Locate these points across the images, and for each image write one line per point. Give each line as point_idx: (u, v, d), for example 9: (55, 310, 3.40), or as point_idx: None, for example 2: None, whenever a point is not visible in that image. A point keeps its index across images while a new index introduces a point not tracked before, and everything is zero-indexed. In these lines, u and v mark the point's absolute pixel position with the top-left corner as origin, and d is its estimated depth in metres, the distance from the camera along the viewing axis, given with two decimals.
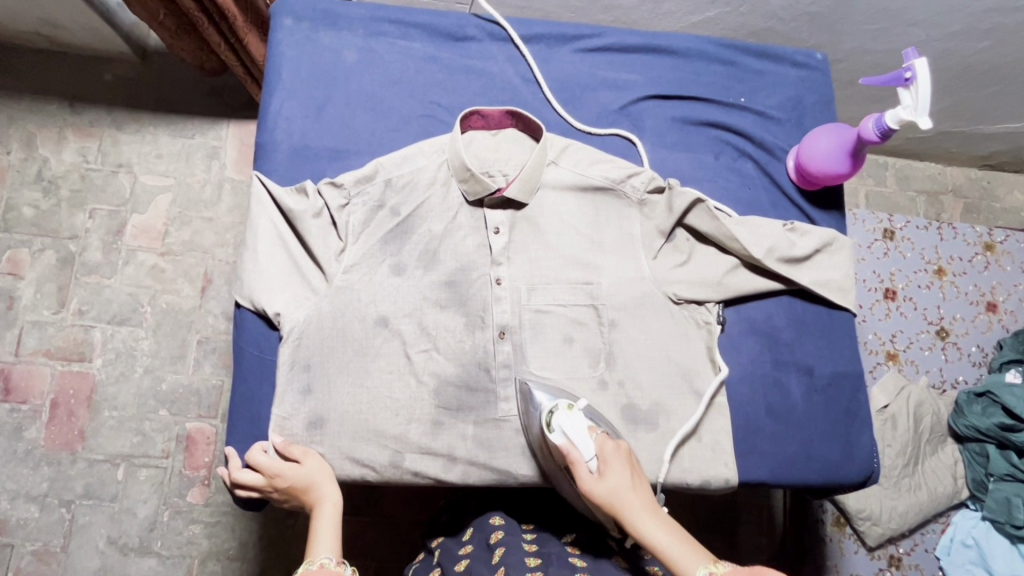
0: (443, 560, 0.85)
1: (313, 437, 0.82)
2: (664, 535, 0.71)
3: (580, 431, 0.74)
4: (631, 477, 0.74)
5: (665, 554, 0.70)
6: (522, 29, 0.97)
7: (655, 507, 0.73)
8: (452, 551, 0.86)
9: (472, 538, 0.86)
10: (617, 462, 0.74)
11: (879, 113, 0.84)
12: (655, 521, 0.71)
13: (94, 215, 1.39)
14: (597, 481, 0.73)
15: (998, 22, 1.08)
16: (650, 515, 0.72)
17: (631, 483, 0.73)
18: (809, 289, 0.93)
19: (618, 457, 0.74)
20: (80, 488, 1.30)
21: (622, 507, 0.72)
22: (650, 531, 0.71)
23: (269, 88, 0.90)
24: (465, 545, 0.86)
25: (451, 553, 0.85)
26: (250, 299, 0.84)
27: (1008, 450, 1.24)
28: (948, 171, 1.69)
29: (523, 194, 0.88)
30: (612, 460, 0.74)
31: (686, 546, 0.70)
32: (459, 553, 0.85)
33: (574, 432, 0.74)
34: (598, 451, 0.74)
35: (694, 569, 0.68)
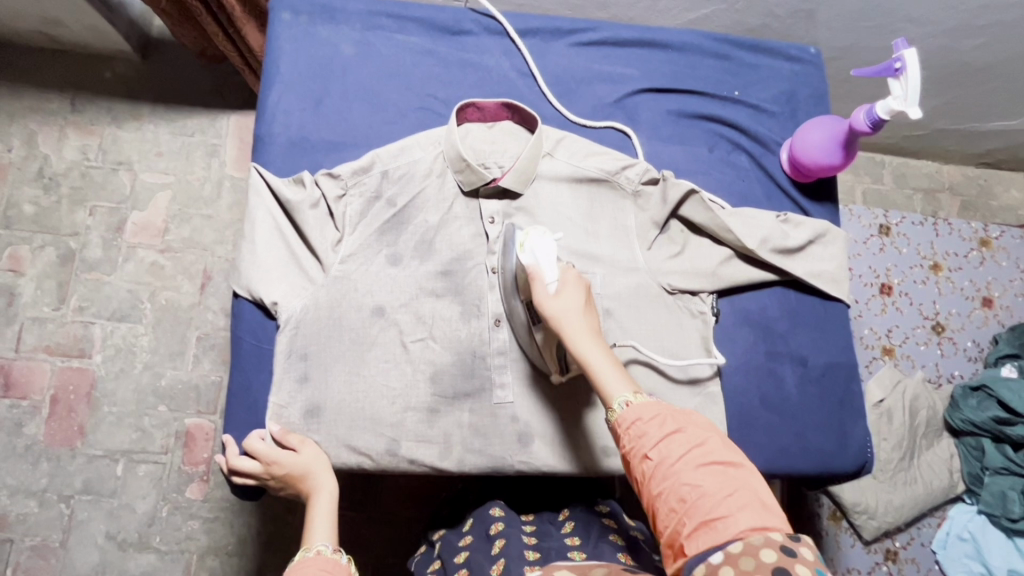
0: (443, 552, 0.86)
1: (309, 426, 0.82)
2: (601, 359, 0.70)
3: (545, 251, 0.75)
4: (585, 304, 0.74)
5: (596, 373, 0.70)
6: (518, 23, 0.98)
7: (601, 338, 0.73)
8: (452, 543, 0.87)
9: (472, 528, 0.87)
10: (575, 287, 0.75)
11: (870, 104, 0.85)
12: (596, 344, 0.72)
13: (94, 212, 1.40)
14: (552, 298, 0.74)
15: (990, 19, 1.09)
16: (592, 339, 0.72)
17: (582, 308, 0.74)
18: (802, 279, 0.94)
19: (577, 283, 0.75)
20: (79, 483, 1.31)
21: (568, 324, 0.72)
22: (587, 350, 0.71)
23: (267, 82, 0.91)
24: (465, 536, 0.87)
25: (451, 545, 0.86)
26: (247, 290, 0.84)
27: (1003, 444, 1.25)
28: (943, 169, 1.70)
29: (518, 184, 0.89)
30: (570, 284, 0.75)
31: (619, 375, 0.69)
32: (459, 544, 0.86)
33: (535, 254, 0.75)
34: (558, 274, 0.75)
35: (617, 392, 0.68)
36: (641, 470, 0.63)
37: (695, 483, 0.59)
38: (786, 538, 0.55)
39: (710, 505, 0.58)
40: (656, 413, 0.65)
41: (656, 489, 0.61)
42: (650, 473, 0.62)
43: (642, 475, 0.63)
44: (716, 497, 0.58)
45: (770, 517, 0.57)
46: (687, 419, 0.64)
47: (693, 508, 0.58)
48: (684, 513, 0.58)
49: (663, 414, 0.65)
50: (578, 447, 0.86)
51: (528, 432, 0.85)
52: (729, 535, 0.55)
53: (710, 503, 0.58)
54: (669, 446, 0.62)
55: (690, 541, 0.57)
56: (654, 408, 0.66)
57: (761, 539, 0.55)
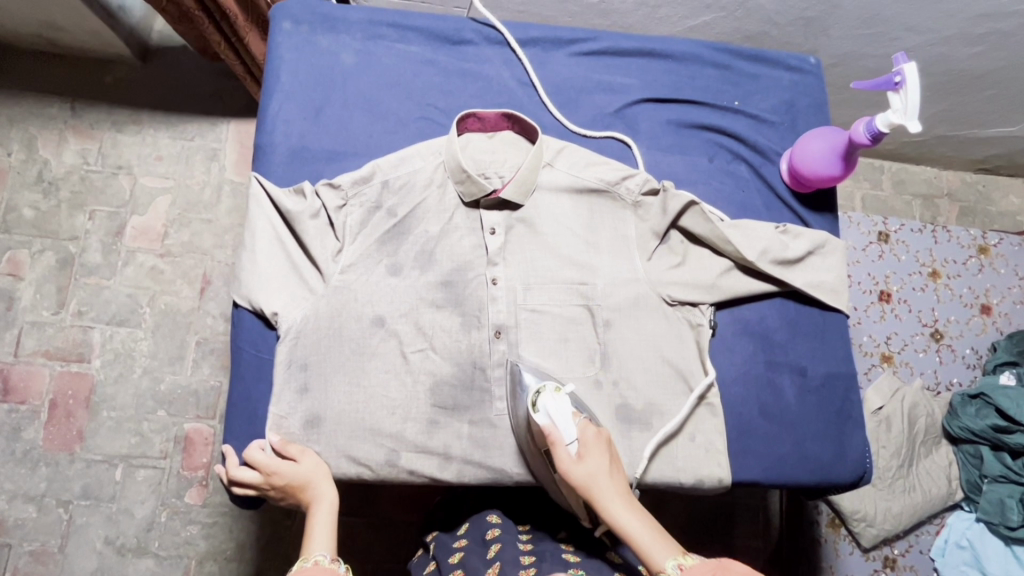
0: (438, 552, 0.86)
1: (309, 437, 0.82)
2: (638, 524, 0.72)
3: (562, 413, 0.76)
4: (608, 466, 0.76)
5: (639, 543, 0.71)
6: (518, 32, 0.98)
7: (630, 497, 0.75)
8: (447, 545, 0.87)
9: (468, 532, 0.87)
10: (596, 447, 0.76)
11: (870, 116, 0.85)
12: (629, 509, 0.73)
13: (93, 217, 1.40)
14: (576, 464, 0.75)
15: (990, 27, 1.09)
16: (624, 502, 0.74)
17: (607, 468, 0.75)
18: (801, 290, 0.94)
19: (598, 442, 0.77)
20: (78, 488, 1.30)
21: (599, 492, 0.74)
22: (624, 517, 0.73)
23: (267, 91, 0.92)
24: (460, 538, 0.87)
25: (446, 547, 0.87)
26: (247, 299, 0.84)
27: (1002, 452, 1.25)
28: (943, 176, 1.70)
29: (518, 195, 0.89)
30: (592, 445, 0.76)
31: (659, 539, 0.71)
32: (454, 546, 0.86)
33: (554, 413, 0.76)
34: (578, 436, 0.76)
35: (664, 560, 0.69)
36: None
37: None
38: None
39: None
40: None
41: None
42: None
43: None
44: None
45: None
46: (738, 572, 0.66)
47: None
48: None
49: (714, 572, 0.66)
50: None
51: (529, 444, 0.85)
52: None
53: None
54: None
55: None
56: (703, 570, 0.67)
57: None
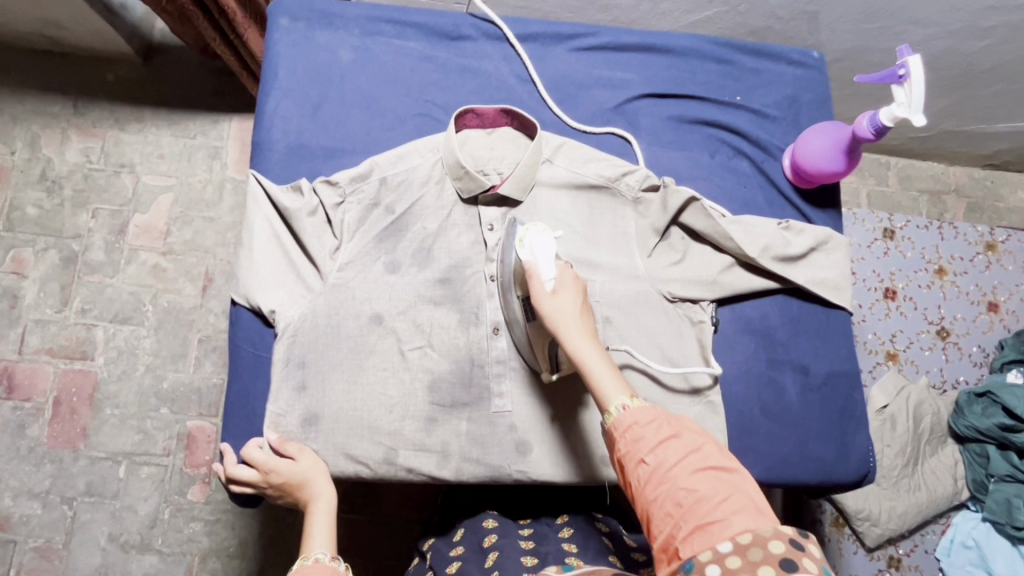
0: (435, 562, 0.85)
1: (307, 434, 0.82)
2: (597, 361, 0.70)
3: (542, 249, 0.76)
4: (581, 306, 0.74)
5: (591, 374, 0.69)
6: (517, 28, 0.97)
7: (597, 339, 0.73)
8: (445, 555, 0.86)
9: (464, 540, 0.87)
10: (571, 288, 0.74)
11: (874, 111, 0.84)
12: (592, 347, 0.71)
13: (96, 215, 1.41)
14: (548, 297, 0.73)
15: (997, 20, 1.07)
16: (588, 338, 0.72)
17: (579, 309, 0.73)
18: (803, 287, 0.93)
19: (574, 285, 0.75)
20: (82, 484, 1.31)
21: (564, 325, 0.72)
22: (583, 350, 0.70)
23: (265, 88, 0.91)
24: (456, 546, 0.87)
25: (443, 556, 0.86)
26: (245, 297, 0.84)
27: (1009, 450, 1.24)
28: (950, 171, 1.68)
29: (517, 191, 0.88)
30: (567, 285, 0.74)
31: (614, 376, 0.69)
32: (451, 555, 0.85)
33: (531, 253, 0.75)
34: (555, 273, 0.75)
35: (613, 395, 0.67)
36: (636, 475, 0.62)
37: (691, 487, 0.58)
38: (797, 541, 0.52)
39: (707, 508, 0.56)
40: (653, 417, 0.64)
41: (651, 495, 0.60)
42: (645, 478, 0.61)
43: (637, 481, 0.62)
44: (712, 499, 0.57)
45: (768, 521, 0.55)
46: (683, 424, 0.64)
47: (689, 514, 0.57)
48: (680, 519, 0.57)
49: (660, 418, 0.64)
50: (576, 455, 0.85)
51: (527, 441, 0.84)
52: (725, 538, 0.54)
53: (706, 507, 0.56)
54: (665, 452, 0.61)
55: (687, 545, 0.56)
56: (650, 412, 0.65)
57: (769, 532, 0.52)
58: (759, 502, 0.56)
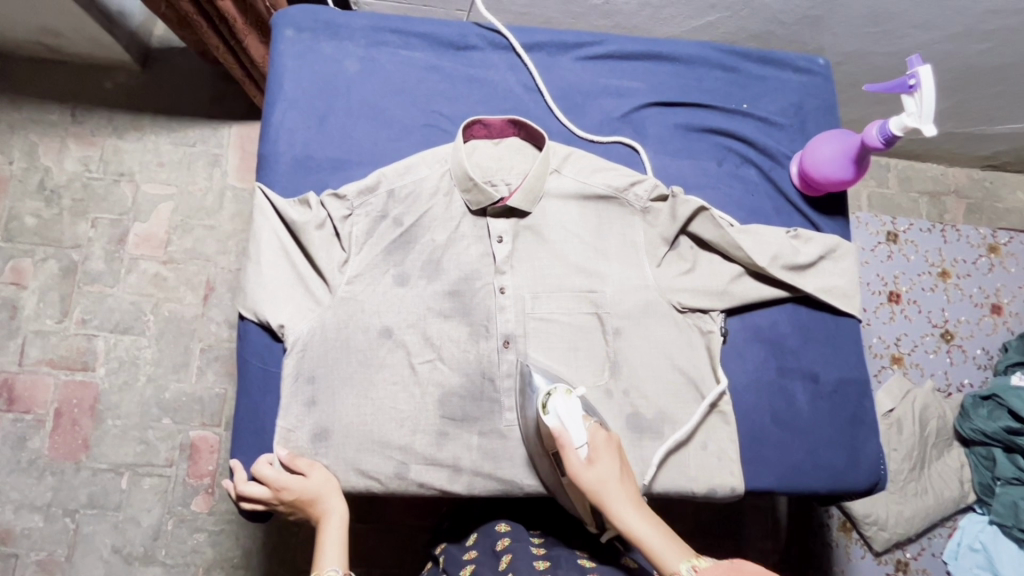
0: (449, 566, 0.85)
1: (317, 449, 0.81)
2: (648, 527, 0.71)
3: (570, 415, 0.76)
4: (619, 469, 0.75)
5: (649, 547, 0.70)
6: (522, 37, 0.97)
7: (641, 502, 0.74)
8: (457, 558, 0.86)
9: (478, 544, 0.86)
10: (606, 452, 0.75)
11: (883, 119, 0.83)
12: (641, 515, 0.72)
13: (96, 224, 1.40)
14: (586, 469, 0.74)
15: (999, 24, 1.08)
16: (633, 507, 0.73)
17: (618, 475, 0.74)
18: (812, 295, 0.93)
19: (608, 447, 0.76)
20: (84, 497, 1.30)
21: (610, 497, 0.73)
22: (634, 522, 0.72)
23: (270, 99, 0.91)
24: (469, 550, 0.86)
25: (455, 560, 0.86)
26: (253, 311, 0.83)
27: (1015, 454, 1.24)
28: (950, 172, 1.69)
29: (526, 202, 0.88)
30: (601, 449, 0.75)
31: (671, 542, 0.71)
32: (465, 559, 0.85)
33: (563, 419, 0.75)
34: (586, 441, 0.75)
35: (677, 565, 0.69)
36: None
37: None
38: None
39: None
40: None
41: None
42: None
43: None
44: None
45: None
46: (749, 572, 0.66)
47: None
48: None
49: (728, 573, 0.66)
50: None
51: (540, 455, 0.84)
52: None
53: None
54: None
55: None
56: (717, 571, 0.66)
57: None
58: None
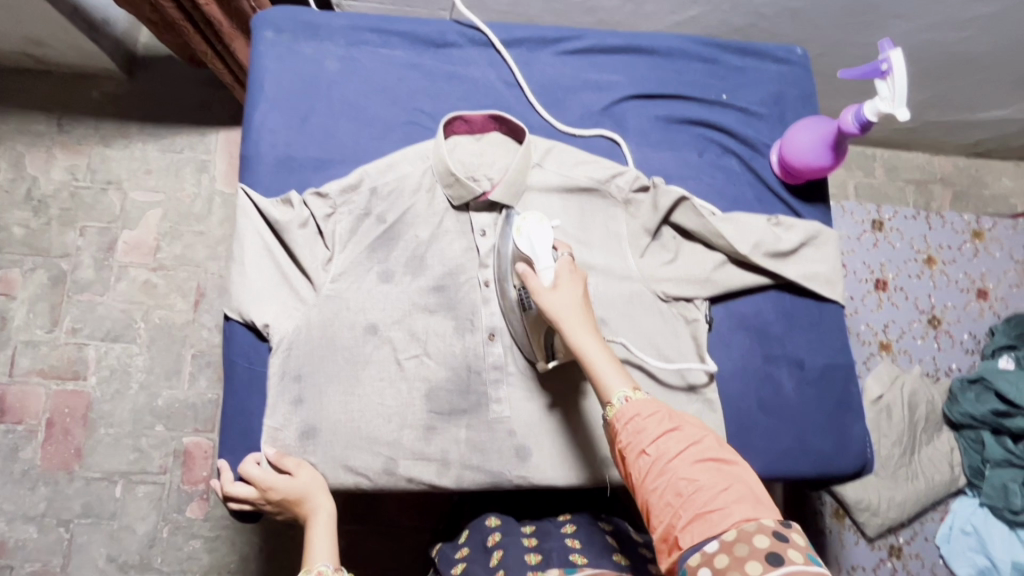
0: (441, 565, 0.86)
1: (305, 448, 0.82)
2: (598, 352, 0.71)
3: (536, 234, 0.75)
4: (582, 296, 0.74)
5: (591, 366, 0.70)
6: (502, 33, 0.97)
7: (597, 332, 0.73)
8: (450, 556, 0.87)
9: (468, 541, 0.87)
10: (571, 280, 0.74)
11: (858, 105, 0.84)
12: (592, 339, 0.72)
13: (84, 233, 1.39)
14: (547, 291, 0.74)
15: (977, 11, 1.09)
16: (588, 330, 0.72)
17: (579, 302, 0.73)
18: (795, 282, 0.94)
19: (574, 277, 0.75)
20: (78, 506, 1.29)
21: (565, 320, 0.72)
22: (583, 344, 0.71)
23: (252, 101, 0.91)
24: (460, 548, 0.87)
25: (448, 559, 0.87)
26: (238, 312, 0.83)
27: (1003, 436, 1.26)
28: (935, 161, 1.71)
29: (508, 196, 0.88)
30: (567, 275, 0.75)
31: (615, 368, 0.70)
32: (455, 557, 0.86)
33: (525, 238, 0.75)
34: (554, 262, 0.75)
35: (615, 388, 0.69)
36: (638, 465, 0.65)
37: (692, 477, 0.62)
38: (776, 527, 0.59)
39: (706, 498, 0.61)
40: (654, 411, 0.67)
41: (653, 484, 0.63)
42: (648, 468, 0.64)
43: (640, 470, 0.65)
44: (711, 491, 0.61)
45: (763, 510, 0.61)
46: (683, 418, 0.67)
47: (689, 502, 0.61)
48: (680, 506, 0.61)
49: (660, 411, 0.67)
50: (577, 459, 0.85)
51: (527, 447, 0.84)
52: (722, 527, 0.59)
53: (708, 495, 0.61)
54: (667, 443, 0.64)
55: (687, 530, 0.60)
56: (651, 404, 0.67)
57: (755, 525, 0.59)
58: (756, 495, 0.61)
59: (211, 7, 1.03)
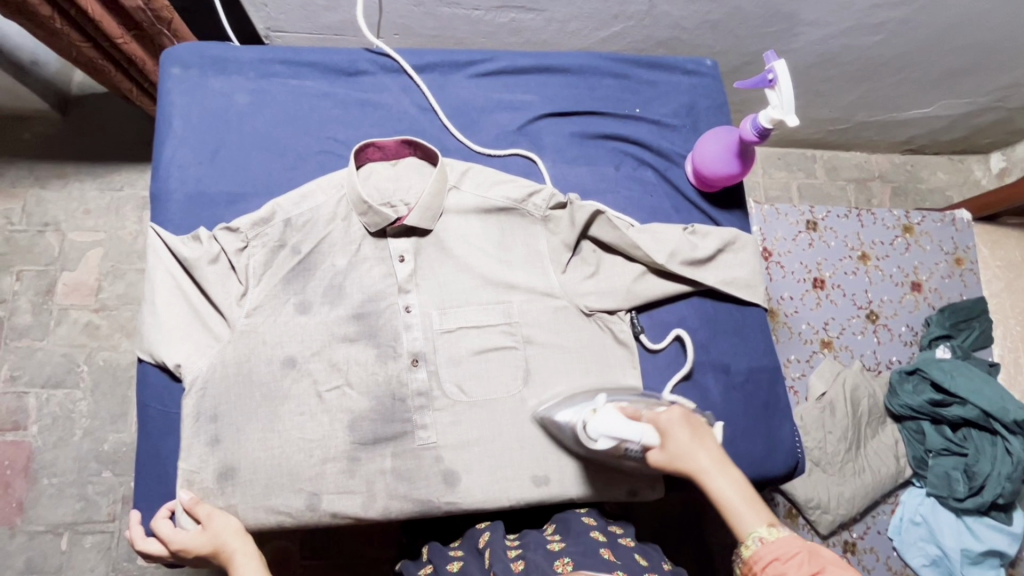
0: (433, 558, 0.80)
1: (224, 489, 0.80)
2: (730, 488, 0.72)
3: (614, 423, 0.74)
4: (693, 439, 0.75)
5: (728, 507, 0.71)
6: (414, 59, 0.98)
7: (727, 463, 0.74)
8: (443, 551, 0.81)
9: (463, 545, 0.83)
10: (677, 426, 0.76)
11: (756, 113, 0.87)
12: (723, 477, 0.72)
13: (20, 277, 1.36)
14: (660, 450, 0.75)
15: (885, 16, 1.13)
16: (719, 470, 0.73)
17: (695, 443, 0.74)
18: (715, 288, 0.95)
19: (676, 423, 0.76)
20: (22, 562, 1.24)
21: (691, 468, 0.73)
22: (716, 486, 0.72)
23: (160, 138, 0.90)
24: (455, 549, 0.83)
25: (440, 553, 0.81)
26: (149, 353, 0.82)
27: (942, 425, 1.30)
28: (873, 159, 1.76)
29: (425, 220, 0.88)
30: (670, 426, 0.76)
31: (752, 505, 0.71)
32: (451, 554, 0.81)
33: (608, 433, 0.74)
34: (649, 426, 0.75)
35: (751, 528, 0.69)
36: None
37: None
38: None
39: None
40: (794, 551, 0.64)
41: None
42: None
43: None
44: None
45: None
46: (826, 558, 0.63)
47: None
48: None
49: (802, 550, 0.64)
50: (505, 482, 0.84)
51: (454, 471, 0.84)
52: None
53: None
54: None
55: None
56: (792, 545, 0.65)
57: None
58: None
59: (130, 45, 1.03)
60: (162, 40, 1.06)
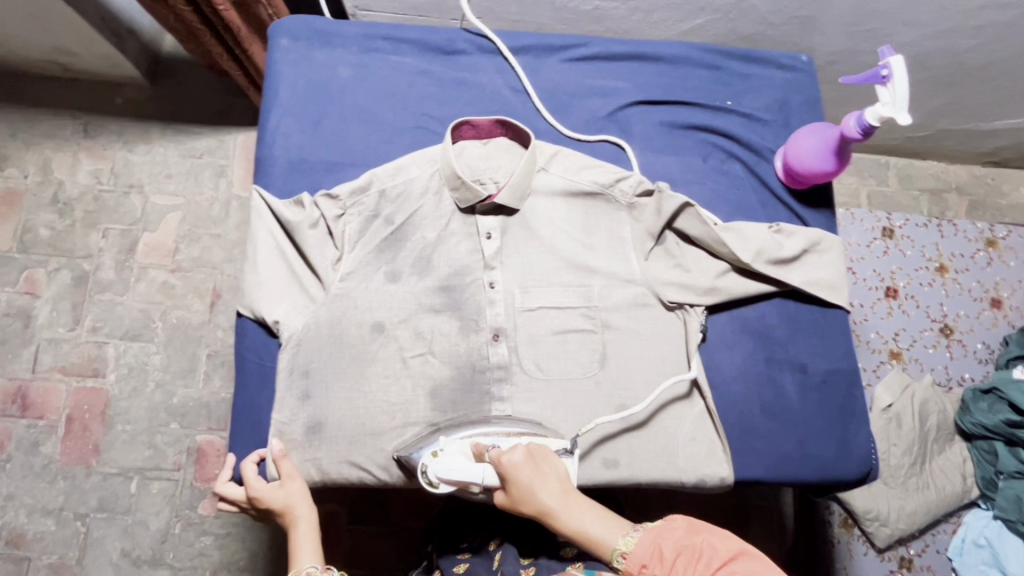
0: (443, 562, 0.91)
1: (311, 442, 0.84)
2: (584, 516, 0.70)
3: (455, 469, 0.75)
4: (535, 475, 0.72)
5: (585, 537, 0.69)
6: (511, 41, 1.00)
7: (575, 492, 0.72)
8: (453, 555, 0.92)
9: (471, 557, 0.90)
10: (521, 470, 0.72)
11: (860, 110, 0.85)
12: (573, 510, 0.71)
13: (106, 234, 1.44)
14: (507, 498, 0.73)
15: (985, 19, 1.08)
16: (567, 504, 0.71)
17: (538, 482, 0.72)
18: (799, 287, 0.94)
19: (519, 465, 0.72)
20: (95, 501, 1.33)
21: (539, 510, 0.71)
22: (566, 521, 0.70)
23: (267, 106, 0.94)
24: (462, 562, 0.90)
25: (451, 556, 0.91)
26: (250, 308, 0.86)
27: (1017, 447, 1.23)
28: (950, 170, 1.69)
29: (513, 200, 0.90)
30: (513, 470, 0.72)
31: (606, 525, 0.69)
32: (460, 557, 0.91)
33: (447, 477, 0.76)
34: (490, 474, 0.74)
35: (611, 548, 0.67)
36: None
37: None
38: None
39: None
40: (653, 545, 0.64)
41: None
42: None
43: None
44: None
45: None
46: (677, 534, 0.63)
47: None
48: None
49: (655, 541, 0.64)
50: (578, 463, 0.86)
51: None
52: None
53: None
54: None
55: None
56: (647, 540, 0.65)
57: None
58: None
59: (229, 12, 1.05)
60: (258, 10, 1.09)
